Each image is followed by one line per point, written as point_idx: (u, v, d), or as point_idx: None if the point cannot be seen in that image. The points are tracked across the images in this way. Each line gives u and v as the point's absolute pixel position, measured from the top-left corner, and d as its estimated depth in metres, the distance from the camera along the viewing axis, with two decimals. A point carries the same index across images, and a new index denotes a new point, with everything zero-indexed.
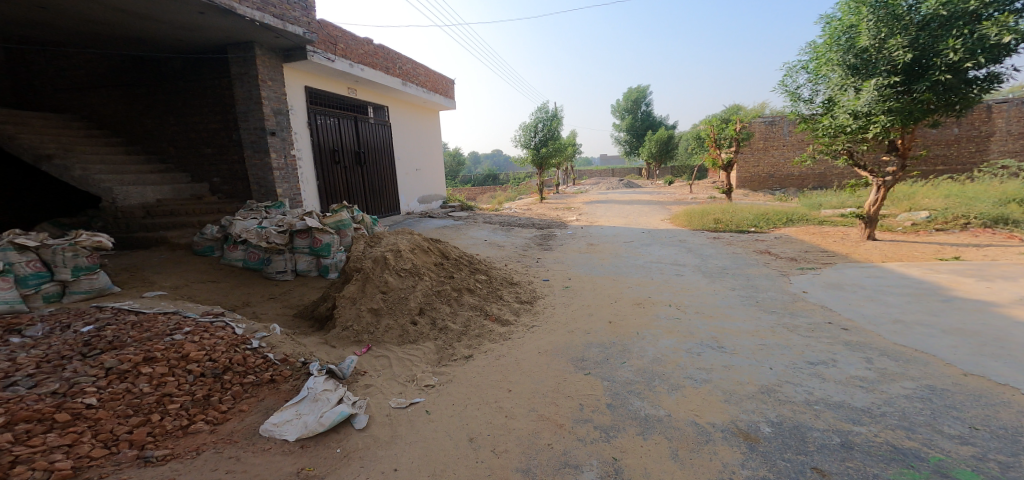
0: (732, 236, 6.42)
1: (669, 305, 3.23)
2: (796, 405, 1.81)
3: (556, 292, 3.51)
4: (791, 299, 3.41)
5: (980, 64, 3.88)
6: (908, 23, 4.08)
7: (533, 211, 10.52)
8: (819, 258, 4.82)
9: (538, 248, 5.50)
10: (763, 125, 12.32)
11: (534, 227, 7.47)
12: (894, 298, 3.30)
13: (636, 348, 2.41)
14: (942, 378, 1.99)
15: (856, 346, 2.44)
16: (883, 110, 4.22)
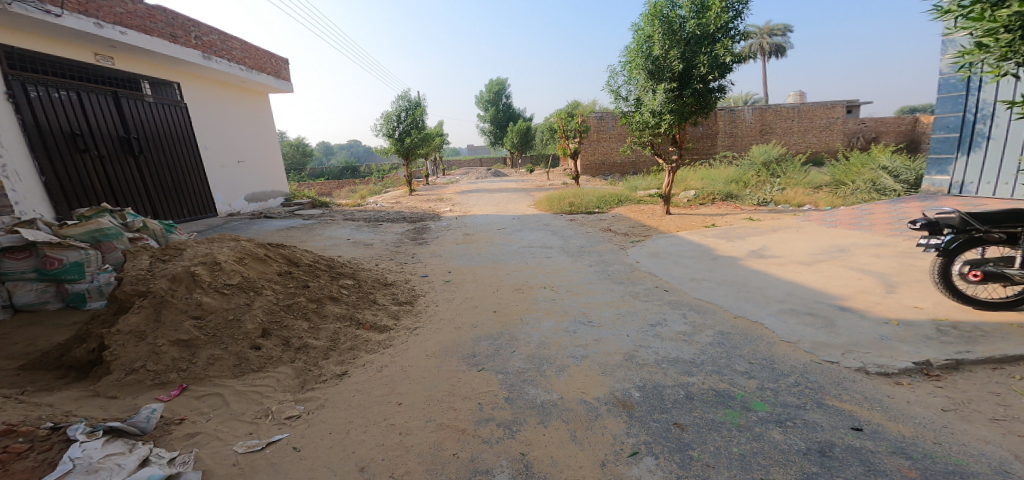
0: (583, 217, 7.19)
1: (544, 287, 3.42)
2: (651, 366, 2.10)
3: (438, 288, 3.40)
4: (630, 269, 3.98)
5: (718, 78, 5.21)
6: (680, 39, 5.24)
7: (402, 204, 10.07)
8: (642, 232, 5.75)
9: (413, 243, 5.27)
10: (595, 119, 14.09)
11: (405, 221, 7.17)
12: (688, 260, 4.14)
13: (522, 334, 2.49)
14: (726, 323, 2.56)
15: (674, 305, 2.96)
16: (668, 110, 5.40)
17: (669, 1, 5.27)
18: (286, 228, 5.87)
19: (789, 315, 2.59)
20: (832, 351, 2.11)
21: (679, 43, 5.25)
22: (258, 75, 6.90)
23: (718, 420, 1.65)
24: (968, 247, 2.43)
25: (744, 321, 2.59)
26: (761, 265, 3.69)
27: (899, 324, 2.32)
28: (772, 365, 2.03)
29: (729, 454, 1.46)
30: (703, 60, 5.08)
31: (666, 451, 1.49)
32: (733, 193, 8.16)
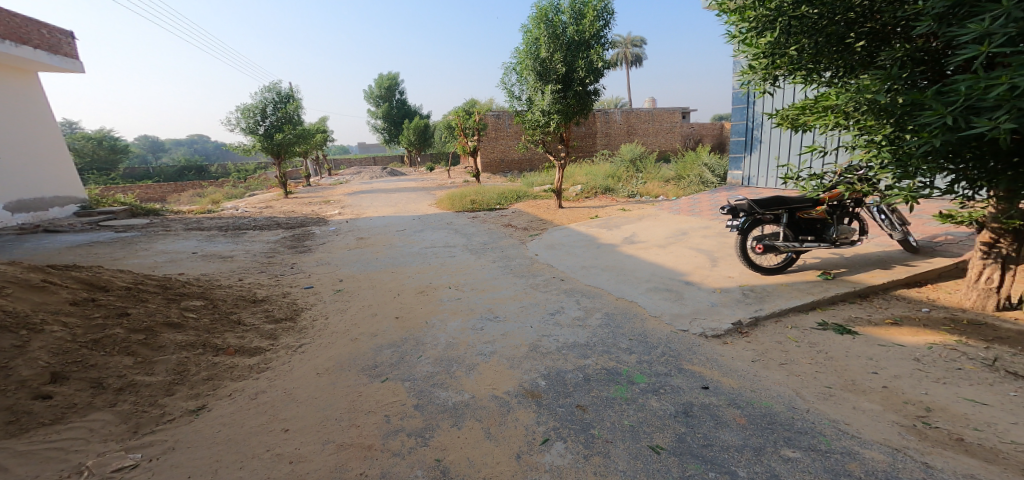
0: (485, 214, 7.29)
1: (449, 287, 3.38)
2: (554, 354, 2.22)
3: (331, 299, 3.14)
4: (531, 262, 4.17)
5: (593, 82, 5.75)
6: (562, 43, 5.61)
7: (285, 208, 9.10)
8: (540, 226, 6.06)
9: (301, 252, 4.80)
10: (493, 118, 14.39)
11: (290, 227, 6.49)
12: (579, 250, 4.54)
13: (428, 338, 2.43)
14: (610, 305, 2.92)
15: (569, 293, 3.22)
16: (555, 110, 5.81)
17: (552, 6, 5.57)
18: (129, 245, 4.86)
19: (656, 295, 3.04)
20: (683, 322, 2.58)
21: (562, 47, 5.61)
22: (18, 47, 5.88)
23: (611, 397, 1.81)
24: (752, 227, 3.29)
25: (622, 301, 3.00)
26: (639, 252, 4.27)
27: (722, 293, 3.00)
28: (645, 340, 2.36)
29: (622, 427, 1.61)
30: (581, 65, 5.53)
31: (573, 433, 1.58)
32: (611, 187, 9.30)
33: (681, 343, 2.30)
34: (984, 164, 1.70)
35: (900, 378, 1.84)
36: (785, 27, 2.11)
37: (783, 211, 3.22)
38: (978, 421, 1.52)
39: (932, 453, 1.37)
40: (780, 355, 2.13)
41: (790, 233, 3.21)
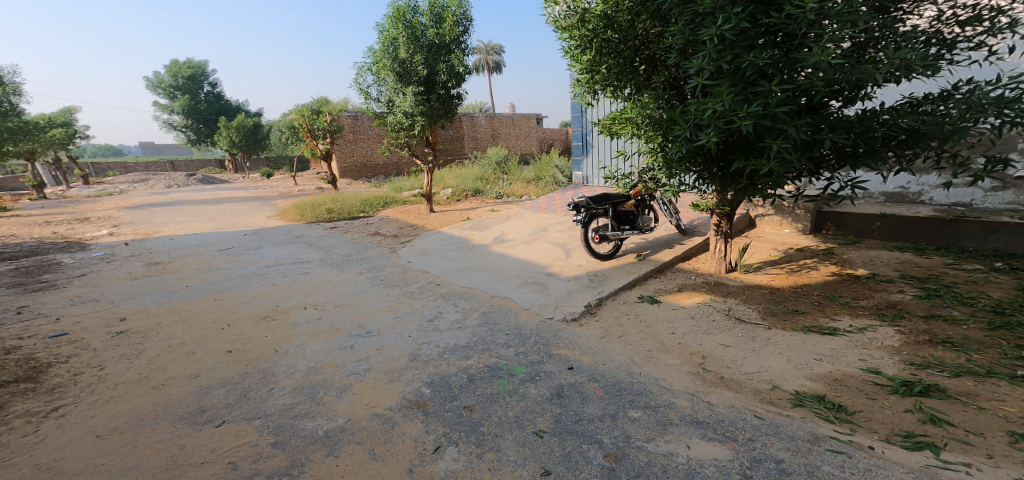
0: (347, 223, 6.81)
1: (304, 308, 3.05)
2: (436, 360, 2.22)
3: (102, 345, 2.52)
4: (403, 271, 4.08)
5: (456, 85, 5.86)
6: (423, 45, 5.54)
7: (65, 229, 7.01)
8: (411, 232, 5.93)
9: (88, 286, 3.77)
10: (349, 119, 13.44)
11: (72, 256, 5.03)
12: (452, 253, 4.66)
13: (282, 367, 2.16)
14: (486, 304, 3.17)
15: (448, 296, 3.34)
16: (419, 112, 5.71)
17: (410, 7, 5.46)
18: None
19: (528, 294, 3.39)
20: (548, 311, 3.05)
21: (421, 49, 5.54)
22: None
23: (495, 393, 1.91)
24: (588, 220, 4.26)
25: (497, 299, 3.33)
26: (508, 250, 4.67)
27: (577, 285, 3.58)
28: (518, 332, 2.65)
29: (508, 419, 1.71)
30: (442, 68, 5.57)
31: (463, 435, 1.60)
32: (480, 189, 9.71)
33: (548, 330, 2.73)
34: (707, 167, 2.88)
35: (687, 336, 2.61)
36: (599, 49, 3.07)
37: (608, 206, 4.27)
38: (732, 362, 2.26)
39: (711, 392, 1.97)
40: (618, 332, 2.74)
41: (614, 223, 4.29)
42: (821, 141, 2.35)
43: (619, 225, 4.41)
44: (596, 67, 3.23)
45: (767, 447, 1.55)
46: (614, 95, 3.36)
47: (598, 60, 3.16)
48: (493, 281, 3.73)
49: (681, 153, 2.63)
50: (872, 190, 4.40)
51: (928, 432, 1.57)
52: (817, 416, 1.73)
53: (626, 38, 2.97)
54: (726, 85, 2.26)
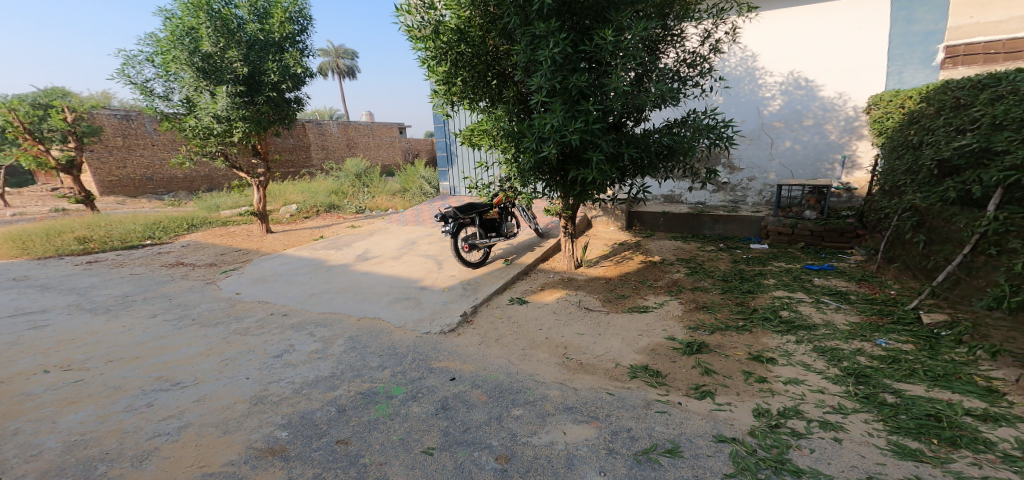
0: (120, 255, 5.45)
1: (50, 371, 2.37)
2: (293, 398, 2.10)
3: None
4: (228, 304, 3.57)
5: (290, 87, 5.25)
6: (239, 40, 4.84)
7: None
8: (237, 258, 5.16)
9: None
10: (112, 117, 10.19)
11: None
12: (302, 277, 4.26)
13: (18, 450, 1.68)
14: (352, 328, 3.05)
15: (297, 327, 3.07)
16: (240, 116, 4.93)
17: None
18: None
19: (402, 312, 3.38)
20: (425, 325, 3.15)
21: (239, 44, 4.84)
22: None
23: (374, 419, 1.93)
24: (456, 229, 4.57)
25: (365, 320, 3.24)
26: (375, 266, 4.54)
27: (451, 296, 3.78)
28: (395, 351, 2.68)
29: (392, 444, 1.75)
30: (271, 67, 4.94)
31: (342, 472, 1.58)
32: (336, 203, 9.02)
33: (426, 344, 2.85)
34: (552, 176, 3.86)
35: (552, 331, 3.16)
36: (454, 61, 3.50)
37: (473, 215, 4.61)
38: (587, 350, 2.84)
39: (575, 378, 2.43)
40: (492, 336, 3.08)
41: (482, 232, 4.69)
42: (622, 154, 3.78)
43: (487, 232, 4.82)
44: (450, 79, 3.66)
45: (619, 418, 2.00)
46: (471, 107, 3.91)
47: (452, 72, 3.59)
48: (360, 301, 3.61)
49: (530, 163, 3.38)
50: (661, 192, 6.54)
51: (707, 381, 2.34)
52: (647, 384, 2.34)
53: (478, 52, 3.51)
54: (558, 102, 3.14)
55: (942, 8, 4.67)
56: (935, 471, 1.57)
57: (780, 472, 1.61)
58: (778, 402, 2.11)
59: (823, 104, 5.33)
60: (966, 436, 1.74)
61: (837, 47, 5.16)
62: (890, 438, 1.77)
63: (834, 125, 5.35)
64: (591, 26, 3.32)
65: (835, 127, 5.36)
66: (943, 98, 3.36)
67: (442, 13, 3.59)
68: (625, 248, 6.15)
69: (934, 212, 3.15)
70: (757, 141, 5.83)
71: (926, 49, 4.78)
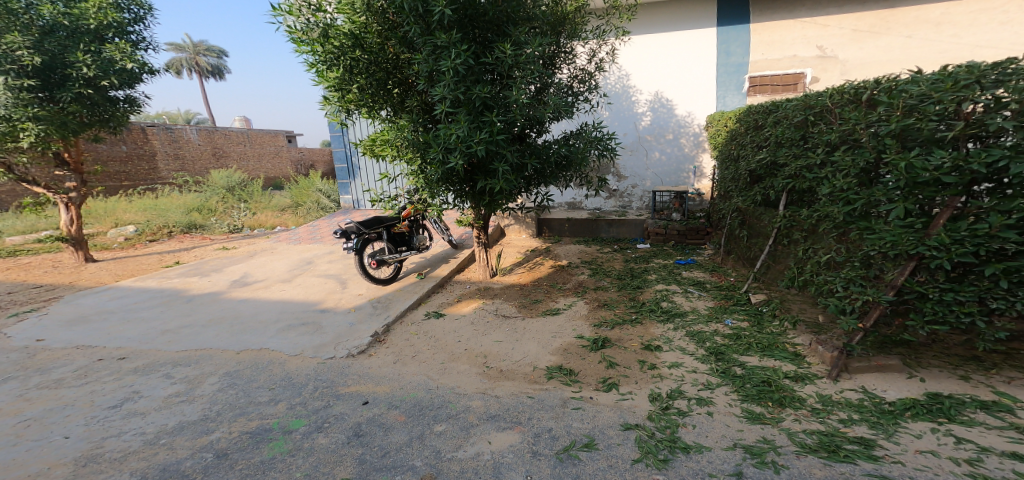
0: None
1: None
2: (148, 450, 1.92)
3: None
4: (28, 354, 3.02)
5: (115, 85, 4.40)
6: (30, 23, 3.91)
7: None
8: (37, 295, 4.35)
9: None
10: None
11: None
12: (146, 312, 3.80)
13: None
14: (230, 364, 2.82)
15: (149, 369, 2.76)
16: (31, 117, 3.97)
17: None
18: None
19: (298, 339, 3.20)
20: (328, 350, 3.05)
21: (28, 27, 3.90)
22: None
23: (267, 459, 1.86)
24: (363, 244, 4.63)
25: (250, 352, 3.02)
26: (262, 294, 4.21)
27: (359, 317, 3.71)
28: (292, 383, 2.56)
29: None
30: (82, 59, 4.06)
31: None
32: (198, 223, 8.15)
33: (332, 370, 2.75)
34: (461, 187, 4.00)
35: (470, 342, 3.29)
36: (349, 67, 3.36)
37: (382, 229, 4.74)
38: (504, 356, 3.03)
39: (496, 386, 2.59)
40: (407, 354, 3.09)
41: (392, 247, 4.82)
42: (525, 164, 4.22)
43: (396, 247, 4.97)
44: (344, 85, 3.49)
45: (539, 420, 2.18)
46: (371, 116, 3.79)
47: (347, 79, 3.44)
48: (244, 332, 3.34)
49: (438, 174, 3.45)
50: (562, 199, 8.12)
51: (611, 374, 2.70)
52: (561, 383, 2.61)
53: (375, 59, 3.43)
54: (464, 113, 3.28)
55: (746, 44, 6.58)
56: (776, 430, 2.01)
57: (675, 450, 1.91)
58: (666, 385, 2.52)
59: (678, 121, 7.18)
60: (790, 395, 2.29)
61: (684, 74, 6.99)
62: (746, 406, 2.23)
63: (687, 139, 7.22)
64: (492, 38, 3.50)
65: (688, 141, 7.24)
66: (751, 124, 4.97)
67: (333, 17, 3.43)
68: (535, 255, 6.57)
69: (750, 211, 4.94)
70: (636, 151, 7.57)
71: (739, 79, 6.75)
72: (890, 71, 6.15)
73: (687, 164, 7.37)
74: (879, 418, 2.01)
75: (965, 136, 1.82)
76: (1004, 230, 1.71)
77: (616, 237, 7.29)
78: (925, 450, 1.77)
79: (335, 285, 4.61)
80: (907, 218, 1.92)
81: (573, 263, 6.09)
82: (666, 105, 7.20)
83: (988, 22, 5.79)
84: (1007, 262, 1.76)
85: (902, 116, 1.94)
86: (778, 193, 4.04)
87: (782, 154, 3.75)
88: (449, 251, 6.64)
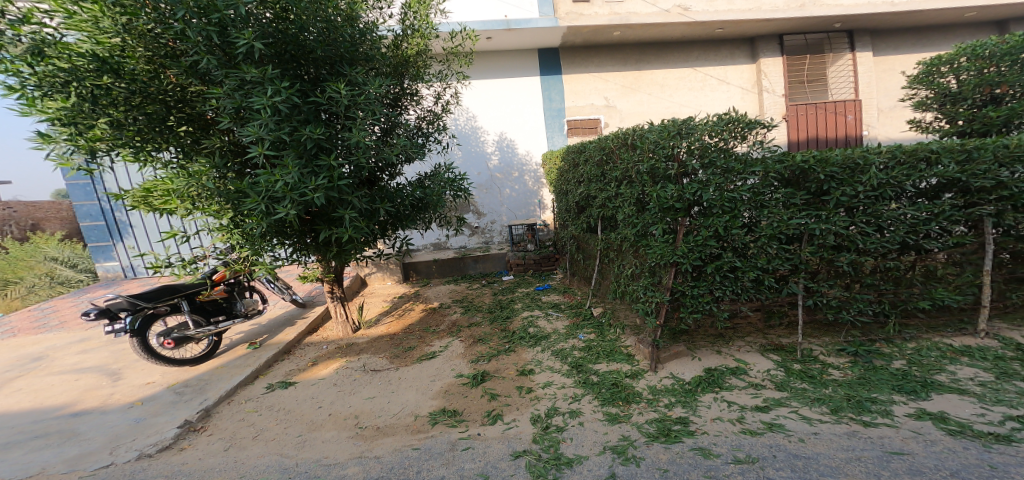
0: None
1: None
2: None
3: None
4: None
5: None
6: None
7: None
8: None
9: None
10: None
11: None
12: None
13: None
14: None
15: None
16: None
17: None
18: None
19: (89, 474, 2.58)
20: (101, 458, 2.73)
21: None
22: None
23: None
24: (147, 322, 3.97)
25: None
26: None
27: (154, 409, 3.36)
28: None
29: None
30: None
31: None
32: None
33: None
34: (300, 238, 3.72)
35: (336, 405, 3.31)
36: (90, 96, 2.68)
37: (180, 298, 4.13)
38: (381, 412, 3.15)
39: (375, 446, 2.72)
40: (245, 436, 2.98)
41: (199, 319, 4.22)
42: (377, 208, 4.03)
43: (208, 317, 4.36)
44: (81, 119, 2.73)
45: (429, 470, 2.41)
46: (141, 159, 3.07)
47: (87, 111, 2.72)
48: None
49: (261, 226, 3.07)
50: (421, 243, 8.22)
51: (494, 406, 3.08)
52: (448, 426, 2.87)
53: (141, 88, 2.82)
54: (291, 156, 2.98)
55: (561, 91, 8.01)
56: (629, 425, 2.64)
57: (560, 467, 2.32)
58: (543, 406, 3.01)
59: (519, 160, 8.13)
60: (632, 392, 3.03)
61: (517, 118, 8.02)
62: (605, 410, 2.85)
63: (529, 177, 8.21)
64: (322, 76, 3.34)
65: (530, 178, 8.21)
66: (571, 162, 5.98)
67: (58, 32, 2.71)
68: (404, 301, 6.26)
69: (580, 236, 5.90)
70: (489, 189, 8.17)
71: (560, 122, 8.11)
72: (643, 121, 8.23)
73: (532, 199, 8.30)
74: (685, 397, 2.84)
75: (680, 173, 2.95)
76: (708, 240, 2.91)
77: (482, 272, 7.54)
78: (716, 417, 2.59)
79: (103, 381, 3.90)
80: (665, 235, 2.98)
81: (445, 303, 6.02)
82: (510, 146, 8.07)
83: (684, 87, 8.17)
84: (715, 261, 2.98)
85: (650, 157, 3.01)
86: (595, 220, 5.09)
87: (591, 188, 4.77)
88: (297, 310, 5.83)
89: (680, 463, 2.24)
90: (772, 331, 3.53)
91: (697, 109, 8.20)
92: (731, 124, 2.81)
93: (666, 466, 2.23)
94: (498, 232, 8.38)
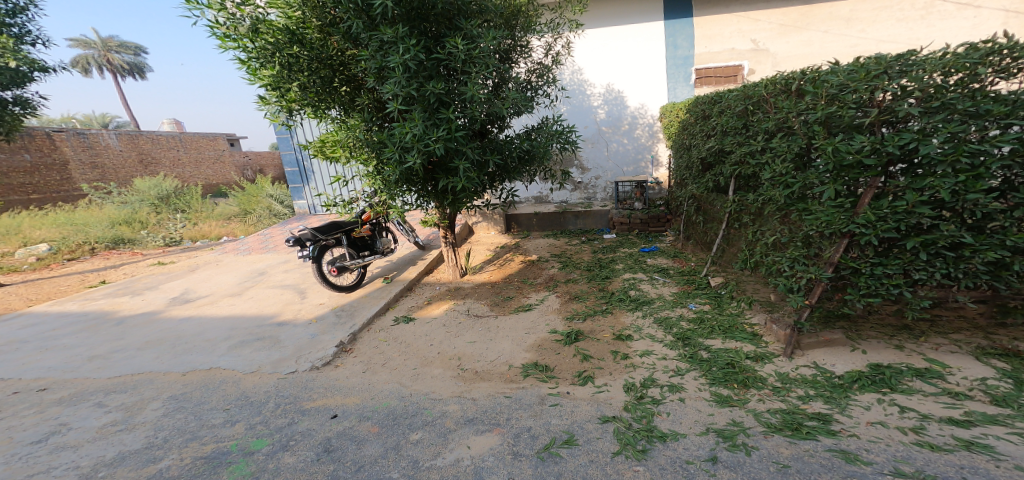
0: None
1: None
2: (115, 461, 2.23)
3: None
4: None
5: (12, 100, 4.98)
6: None
7: None
8: None
9: None
10: None
11: None
12: (66, 339, 4.07)
13: None
14: (174, 387, 3.04)
15: (79, 399, 2.93)
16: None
17: None
18: None
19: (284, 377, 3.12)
20: (290, 364, 3.30)
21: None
22: None
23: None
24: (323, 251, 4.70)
25: (199, 373, 3.25)
26: (233, 317, 4.40)
27: (323, 327, 4.00)
28: (250, 401, 2.77)
29: None
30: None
31: None
32: (127, 237, 7.83)
33: (296, 385, 2.98)
34: (423, 186, 3.83)
35: (443, 345, 3.52)
36: (287, 65, 3.04)
37: (341, 234, 4.83)
38: (479, 357, 3.23)
39: (472, 388, 2.77)
40: (377, 362, 3.33)
41: (352, 252, 4.90)
42: (486, 161, 4.05)
43: (358, 252, 5.06)
44: (282, 84, 3.16)
45: (518, 419, 2.34)
46: (318, 116, 3.47)
47: (286, 76, 3.09)
48: (196, 356, 3.54)
49: (395, 174, 3.22)
50: (525, 195, 8.15)
51: (587, 367, 2.88)
52: (538, 380, 2.79)
53: (317, 54, 3.13)
54: (418, 110, 3.08)
55: (691, 37, 6.71)
56: (743, 411, 2.16)
57: (652, 440, 2.03)
58: (639, 375, 2.69)
59: (632, 113, 7.21)
60: (752, 376, 2.47)
61: (629, 67, 7.06)
62: (713, 390, 2.39)
63: (642, 130, 7.26)
64: (443, 32, 3.25)
65: (643, 131, 7.27)
66: (699, 114, 5.04)
67: (264, 11, 3.11)
68: (505, 251, 6.36)
69: (704, 198, 5.05)
70: (596, 143, 7.54)
71: (686, 70, 6.86)
72: (815, 63, 6.42)
73: (644, 154, 7.41)
74: (831, 392, 2.19)
75: (878, 122, 2.06)
76: (919, 206, 1.95)
77: (582, 228, 7.21)
78: (875, 421, 1.93)
79: (295, 298, 4.85)
80: (837, 199, 2.16)
81: (543, 257, 5.94)
82: (618, 98, 7.21)
83: (888, 17, 6.09)
84: (923, 234, 2.00)
85: (826, 104, 2.19)
86: (726, 179, 4.21)
87: (726, 143, 3.94)
88: (418, 252, 6.43)
89: (808, 462, 1.75)
90: (1002, 332, 2.43)
91: (911, 44, 6.09)
92: (993, 56, 1.80)
93: (787, 462, 1.77)
94: (603, 189, 7.83)
